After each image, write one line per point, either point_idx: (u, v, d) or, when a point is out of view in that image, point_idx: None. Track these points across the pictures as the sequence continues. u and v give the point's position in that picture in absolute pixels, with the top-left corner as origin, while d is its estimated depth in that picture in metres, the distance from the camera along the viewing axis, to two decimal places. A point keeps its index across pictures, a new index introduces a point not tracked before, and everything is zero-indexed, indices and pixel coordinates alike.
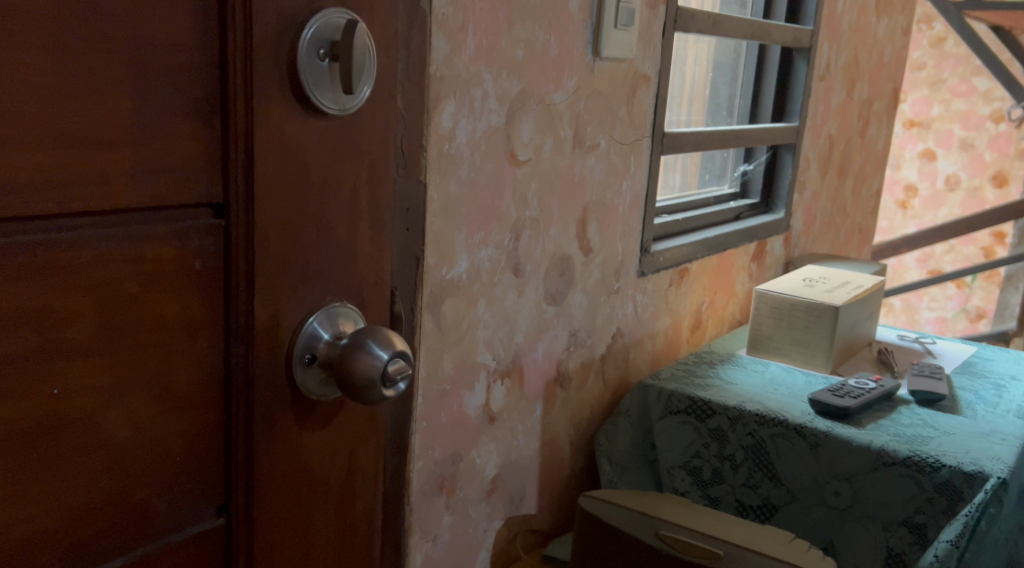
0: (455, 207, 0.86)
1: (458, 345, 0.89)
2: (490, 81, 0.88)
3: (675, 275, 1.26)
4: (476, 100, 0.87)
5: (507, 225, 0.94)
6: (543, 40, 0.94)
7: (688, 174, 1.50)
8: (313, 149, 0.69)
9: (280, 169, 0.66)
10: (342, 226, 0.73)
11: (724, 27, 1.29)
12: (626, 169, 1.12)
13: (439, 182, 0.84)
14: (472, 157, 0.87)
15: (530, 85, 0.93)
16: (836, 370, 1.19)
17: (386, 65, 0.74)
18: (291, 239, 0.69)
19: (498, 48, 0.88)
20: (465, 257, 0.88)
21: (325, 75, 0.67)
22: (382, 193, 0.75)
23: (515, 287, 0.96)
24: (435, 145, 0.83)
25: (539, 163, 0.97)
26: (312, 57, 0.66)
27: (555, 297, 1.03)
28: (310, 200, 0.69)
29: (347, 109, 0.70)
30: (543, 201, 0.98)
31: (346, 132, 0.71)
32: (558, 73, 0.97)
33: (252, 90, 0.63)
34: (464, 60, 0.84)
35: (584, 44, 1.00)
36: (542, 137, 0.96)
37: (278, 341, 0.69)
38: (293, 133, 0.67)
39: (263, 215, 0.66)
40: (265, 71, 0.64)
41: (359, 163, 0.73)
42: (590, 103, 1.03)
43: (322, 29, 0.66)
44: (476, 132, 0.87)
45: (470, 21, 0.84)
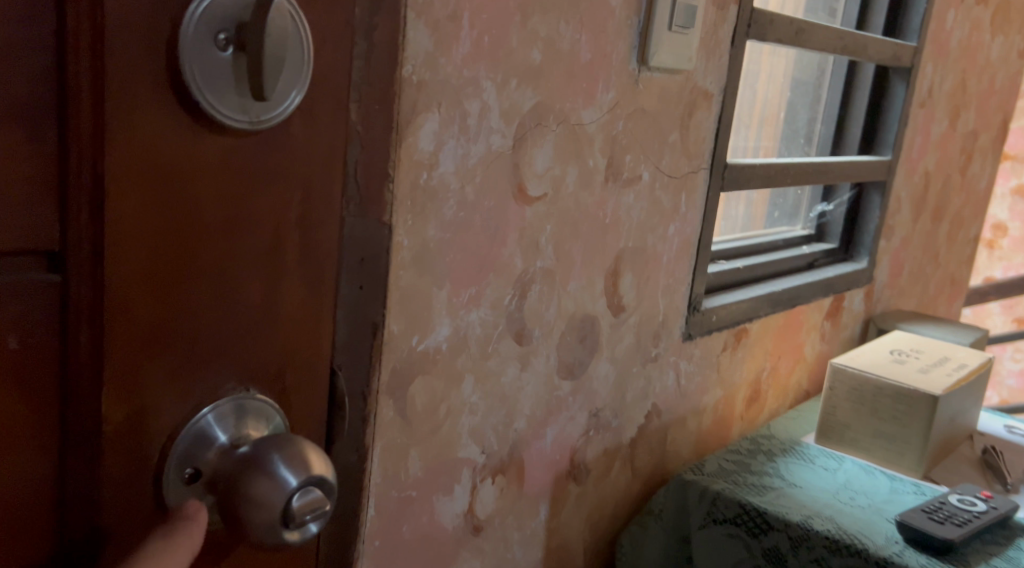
0: (433, 256, 0.64)
1: (431, 437, 0.67)
2: (492, 91, 0.66)
3: (731, 337, 1.02)
4: (470, 114, 0.65)
5: (509, 279, 0.71)
6: (571, 40, 0.72)
7: (754, 209, 1.27)
8: (208, 180, 0.49)
9: (154, 207, 0.47)
10: (254, 288, 0.52)
11: (809, 37, 1.05)
12: (675, 208, 0.90)
13: (411, 224, 0.62)
14: (462, 189, 0.65)
15: (549, 98, 0.71)
16: (929, 474, 0.94)
17: (331, 60, 0.54)
18: (170, 308, 0.49)
19: (504, 47, 0.66)
20: (447, 321, 0.67)
21: (223, 70, 0.47)
22: (318, 239, 0.55)
23: (517, 359, 0.74)
24: (406, 173, 0.61)
25: (558, 200, 0.74)
26: (206, 44, 0.47)
27: (572, 370, 0.80)
28: (200, 251, 0.49)
29: (265, 121, 0.50)
30: (562, 247, 0.76)
31: (268, 157, 0.51)
32: (589, 83, 0.75)
33: (103, 88, 0.45)
34: (455, 61, 0.63)
35: (626, 48, 0.78)
36: (564, 166, 0.74)
37: (142, 448, 0.49)
38: (174, 155, 0.47)
39: (119, 270, 0.47)
40: (126, 61, 0.45)
41: (288, 203, 0.53)
42: (631, 124, 0.81)
43: (222, 3, 0.47)
44: (469, 157, 0.65)
45: (467, 8, 0.63)
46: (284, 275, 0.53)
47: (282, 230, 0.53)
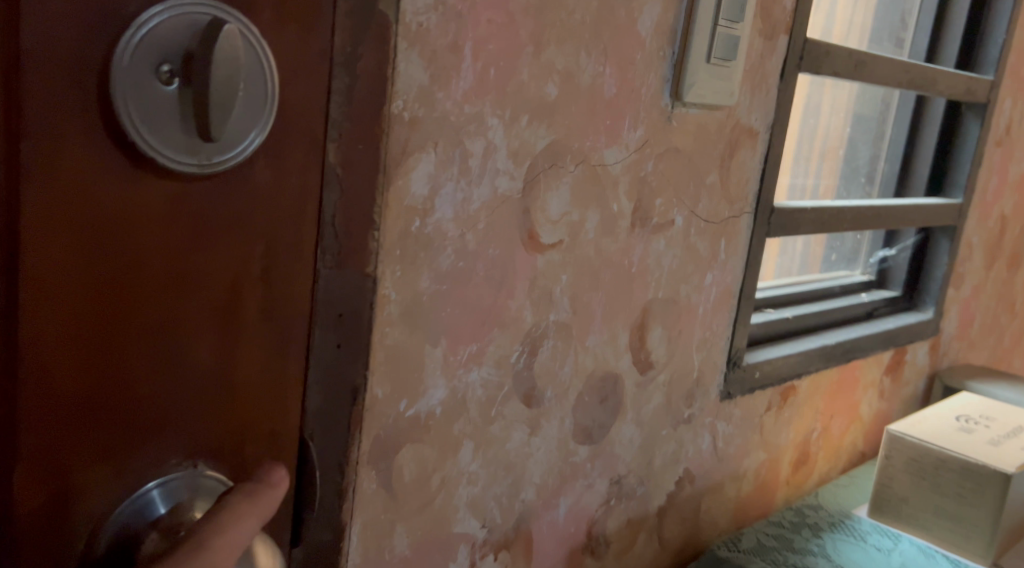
0: (427, 311, 0.58)
1: (421, 510, 0.61)
2: (499, 128, 0.59)
3: (776, 395, 0.93)
4: (471, 154, 0.58)
5: (517, 334, 0.64)
6: (593, 72, 0.65)
7: (811, 250, 1.17)
8: (150, 232, 0.42)
9: (81, 264, 0.41)
10: (207, 355, 0.45)
11: (871, 70, 0.97)
12: (714, 256, 0.82)
13: (400, 276, 0.56)
14: (462, 237, 0.59)
15: (565, 135, 0.64)
16: (999, 560, 0.84)
17: (303, 96, 0.48)
18: (100, 380, 0.42)
19: (513, 80, 0.60)
20: (442, 383, 0.60)
21: (164, 105, 0.41)
22: (286, 298, 0.48)
23: (525, 423, 0.67)
24: (394, 219, 0.55)
25: (575, 248, 0.67)
26: (145, 77, 0.41)
27: (590, 434, 0.73)
28: (139, 316, 0.43)
29: (220, 165, 0.44)
30: (580, 299, 0.69)
31: (225, 207, 0.45)
32: (613, 120, 0.68)
33: (18, 126, 0.39)
34: (454, 96, 0.56)
35: (657, 82, 0.71)
36: (582, 211, 0.67)
37: (64, 540, 0.43)
38: (108, 205, 0.41)
39: (36, 336, 0.40)
40: (46, 95, 0.39)
41: (250, 258, 0.46)
42: (662, 164, 0.73)
43: (163, 29, 0.41)
44: (470, 201, 0.59)
45: (469, 38, 0.57)
46: (243, 341, 0.47)
47: (242, 290, 0.46)
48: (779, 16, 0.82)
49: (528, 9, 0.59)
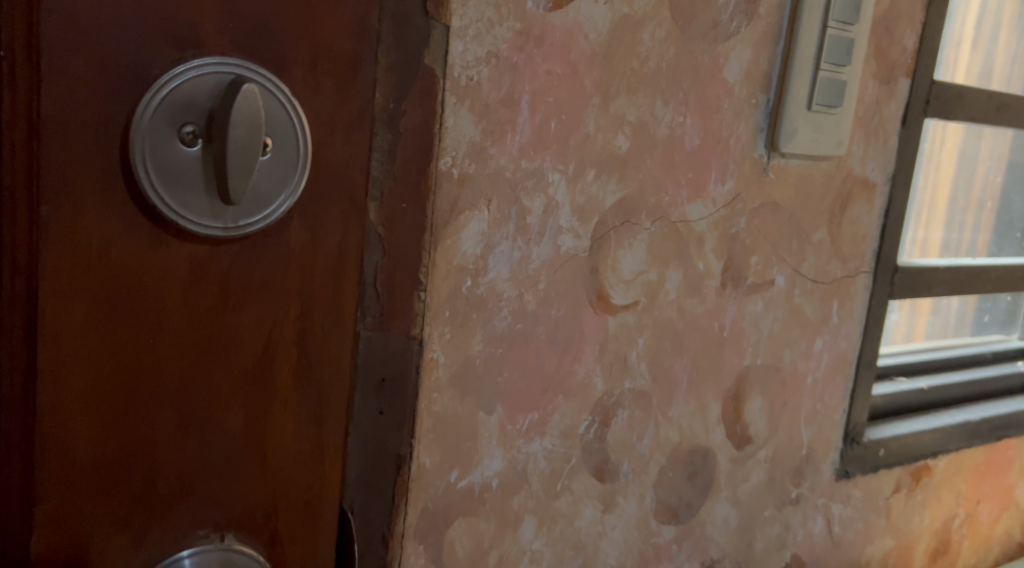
0: (480, 377, 0.55)
1: None
2: (561, 184, 0.56)
3: (906, 476, 0.84)
4: (530, 212, 0.55)
5: (586, 402, 0.60)
6: (670, 123, 0.61)
7: (967, 308, 1.05)
8: (171, 292, 0.42)
9: (98, 323, 0.41)
10: (235, 418, 0.45)
11: (1015, 114, 0.87)
12: (825, 320, 0.74)
13: (450, 338, 0.53)
14: (519, 297, 0.56)
15: (639, 190, 0.60)
16: None
17: (340, 156, 0.46)
18: (119, 437, 0.42)
19: (577, 134, 0.57)
20: (499, 453, 0.57)
21: (186, 169, 0.42)
22: (321, 361, 0.47)
23: (597, 499, 0.62)
24: (444, 280, 0.53)
25: (653, 311, 0.63)
26: (167, 138, 0.41)
27: (676, 513, 0.67)
28: (161, 373, 0.43)
29: (245, 227, 0.43)
30: (660, 365, 0.64)
31: (252, 268, 0.44)
32: (696, 173, 0.63)
33: (38, 189, 0.40)
34: (509, 151, 0.54)
35: (750, 131, 0.66)
36: (661, 270, 0.63)
37: None
38: (127, 264, 0.41)
39: (53, 391, 0.41)
40: (67, 160, 0.40)
41: (280, 319, 0.45)
42: (757, 220, 0.68)
43: (183, 92, 0.41)
44: (529, 260, 0.56)
45: (525, 90, 0.54)
46: (273, 402, 0.46)
47: (271, 352, 0.45)
48: (898, 57, 0.75)
49: (593, 59, 0.56)
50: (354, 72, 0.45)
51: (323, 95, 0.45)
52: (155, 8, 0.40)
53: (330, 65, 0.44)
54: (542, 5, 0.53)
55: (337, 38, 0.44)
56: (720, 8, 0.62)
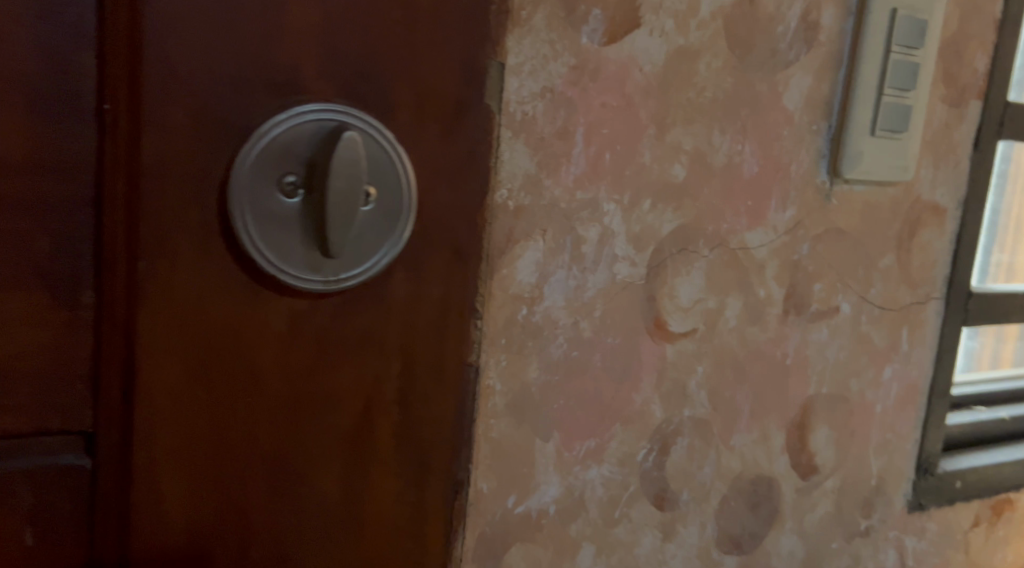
0: (537, 404, 0.56)
1: None
2: (616, 213, 0.57)
3: (983, 508, 0.81)
4: (585, 241, 0.56)
5: (644, 431, 0.60)
6: (728, 151, 0.61)
7: None
8: (268, 350, 0.43)
9: (198, 382, 0.42)
10: (331, 478, 0.45)
11: None
12: (895, 348, 0.73)
13: (504, 366, 0.54)
14: (574, 325, 0.56)
15: (696, 219, 0.60)
16: None
17: (447, 202, 0.46)
18: (214, 494, 0.43)
19: (634, 164, 0.57)
20: (556, 479, 0.57)
21: (288, 221, 0.42)
22: (424, 422, 0.46)
23: (657, 528, 0.62)
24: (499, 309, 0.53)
25: (713, 339, 0.62)
26: (269, 190, 0.42)
27: (739, 543, 0.66)
28: (258, 434, 0.43)
29: (346, 280, 0.43)
30: (722, 394, 0.64)
31: (350, 325, 0.44)
32: (756, 201, 0.63)
33: (137, 244, 0.41)
34: (563, 182, 0.54)
35: (812, 158, 0.65)
36: (721, 298, 0.62)
37: None
38: (221, 325, 0.42)
39: (152, 452, 0.42)
40: (169, 218, 0.41)
41: (381, 375, 0.45)
42: (821, 247, 0.67)
43: (284, 144, 0.42)
44: (584, 289, 0.56)
45: (580, 122, 0.54)
46: (373, 460, 0.45)
47: (372, 410, 0.45)
48: (969, 79, 0.73)
49: (649, 91, 0.57)
50: (461, 115, 0.45)
51: (427, 140, 0.45)
52: (257, 60, 0.41)
53: (437, 110, 0.45)
54: (596, 40, 0.54)
55: (443, 82, 0.45)
56: (778, 36, 0.62)
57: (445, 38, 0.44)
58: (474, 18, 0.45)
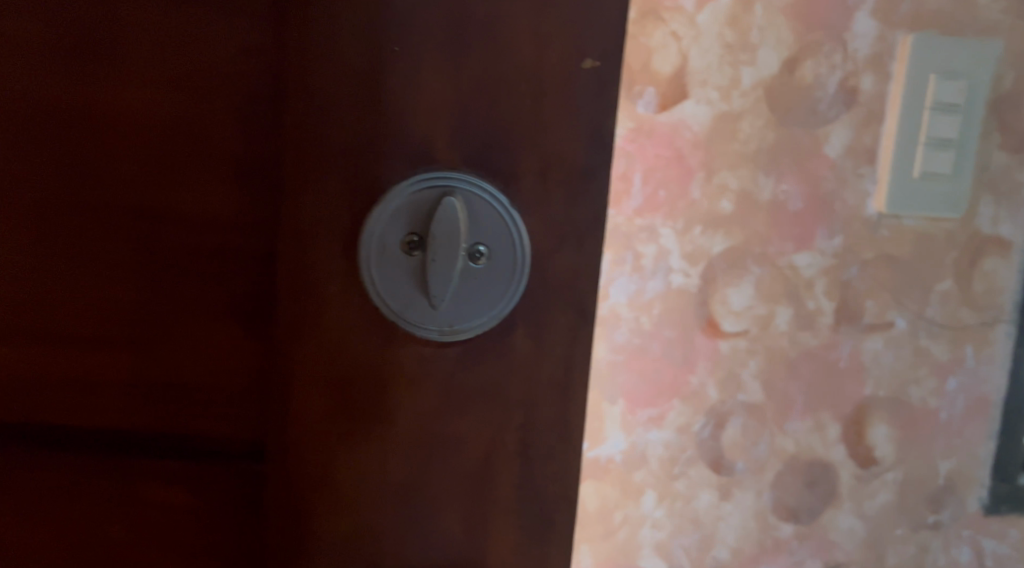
0: (606, 374, 0.78)
1: (606, 539, 0.81)
2: (672, 236, 0.78)
3: None
4: (643, 255, 0.78)
5: (700, 407, 0.79)
6: (773, 190, 0.78)
7: None
8: (400, 389, 0.50)
9: (340, 408, 0.51)
10: (454, 510, 0.51)
11: None
12: (960, 363, 0.83)
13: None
14: (636, 319, 0.78)
15: (744, 242, 0.78)
16: None
17: (566, 265, 0.50)
18: (352, 504, 0.51)
19: (684, 200, 0.77)
20: (621, 435, 0.79)
21: (405, 274, 0.49)
22: (545, 474, 0.51)
23: (713, 488, 0.80)
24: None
25: (763, 338, 0.79)
26: (390, 248, 0.49)
27: (796, 515, 0.82)
28: (389, 460, 0.51)
29: (460, 331, 0.50)
30: (773, 384, 0.80)
31: (473, 375, 0.50)
32: (802, 229, 0.79)
33: (298, 290, 0.50)
34: (624, 214, 0.77)
35: (857, 196, 0.79)
36: (771, 306, 0.79)
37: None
38: (361, 364, 0.50)
39: (305, 460, 0.51)
40: (321, 271, 0.50)
41: (503, 425, 0.51)
42: (872, 269, 0.80)
43: (405, 210, 0.49)
44: (644, 291, 0.78)
45: (638, 168, 0.77)
46: (491, 500, 0.51)
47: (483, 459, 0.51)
48: None
49: (697, 143, 0.77)
50: (588, 181, 0.49)
51: (552, 206, 0.49)
52: (391, 136, 0.49)
53: (561, 176, 0.49)
54: (649, 109, 0.77)
55: (568, 150, 0.49)
56: (818, 99, 0.78)
57: (574, 108, 0.49)
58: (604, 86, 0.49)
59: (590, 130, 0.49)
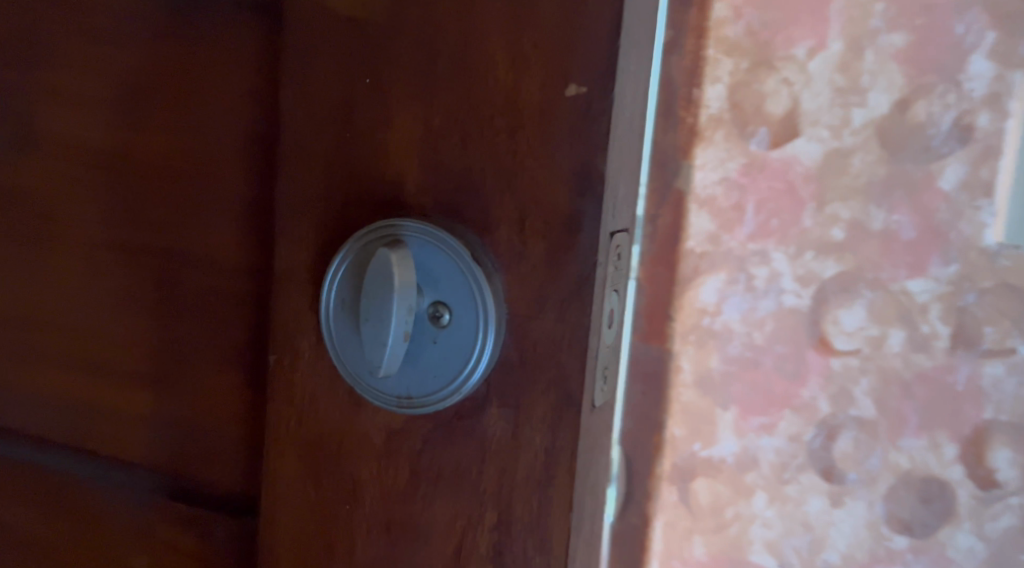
0: (719, 382, 0.84)
1: (718, 529, 0.86)
2: (785, 260, 0.82)
3: None
4: (756, 277, 0.82)
5: (811, 418, 0.83)
6: (885, 221, 0.79)
7: None
8: (371, 457, 0.68)
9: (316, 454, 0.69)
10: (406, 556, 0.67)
11: None
12: None
13: (692, 355, 0.84)
14: (749, 334, 0.83)
15: (858, 267, 0.80)
16: None
17: (543, 327, 0.63)
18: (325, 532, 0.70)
19: (795, 225, 0.81)
20: (734, 438, 0.84)
21: (352, 329, 0.65)
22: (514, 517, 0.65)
23: (824, 494, 0.83)
24: (606, 359, 0.67)
25: (875, 358, 0.81)
26: (346, 301, 0.65)
27: (909, 527, 0.82)
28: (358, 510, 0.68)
29: (421, 398, 0.64)
30: (885, 403, 0.81)
31: (438, 455, 0.66)
32: (916, 258, 0.79)
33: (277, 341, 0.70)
34: (738, 239, 0.82)
35: (975, 227, 0.78)
36: (884, 328, 0.81)
37: None
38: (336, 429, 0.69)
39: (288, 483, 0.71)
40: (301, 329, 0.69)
41: (478, 514, 0.65)
42: (993, 297, 0.78)
43: (356, 277, 0.65)
44: (756, 309, 0.82)
45: (751, 199, 0.82)
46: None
47: (462, 479, 0.65)
48: None
49: (809, 177, 0.80)
50: (571, 238, 0.62)
51: (530, 261, 0.63)
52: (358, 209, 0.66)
53: (538, 226, 0.62)
54: (761, 146, 0.81)
55: (541, 204, 0.62)
56: (931, 136, 0.78)
57: (547, 155, 0.61)
58: (590, 108, 0.60)
59: (575, 176, 0.61)
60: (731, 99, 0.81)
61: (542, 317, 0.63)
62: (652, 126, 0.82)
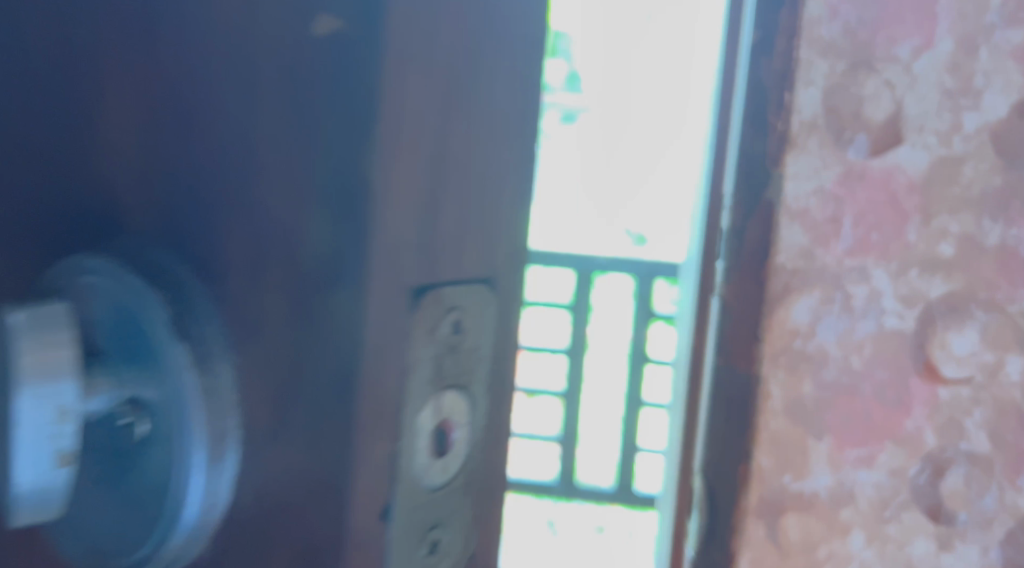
0: (812, 411, 0.74)
1: None
2: (887, 276, 0.72)
3: None
4: (854, 296, 0.72)
5: (916, 452, 0.73)
6: (1002, 234, 0.71)
7: None
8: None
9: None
10: None
11: None
12: None
13: (782, 379, 0.73)
14: (845, 358, 0.73)
15: (967, 285, 0.71)
16: None
17: (295, 439, 0.40)
18: None
19: (907, 234, 0.72)
20: (827, 471, 0.74)
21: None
22: None
23: (931, 537, 0.74)
24: (432, 508, 0.42)
25: (992, 386, 0.72)
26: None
27: None
28: None
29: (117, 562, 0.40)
30: (1000, 434, 0.72)
31: None
32: (1014, 273, 0.71)
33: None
34: (833, 255, 0.72)
35: None
36: (1001, 354, 0.72)
37: None
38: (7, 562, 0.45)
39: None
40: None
41: None
42: None
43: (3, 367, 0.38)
44: (854, 331, 0.73)
45: (849, 211, 0.71)
46: None
47: None
48: None
49: (913, 188, 0.71)
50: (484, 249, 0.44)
51: (270, 335, 0.40)
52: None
53: (304, 264, 0.39)
54: (860, 154, 0.71)
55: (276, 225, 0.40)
56: None
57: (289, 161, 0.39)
58: (349, 49, 0.38)
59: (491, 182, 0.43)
60: (826, 103, 0.71)
61: (286, 439, 0.40)
62: (739, 126, 0.72)
